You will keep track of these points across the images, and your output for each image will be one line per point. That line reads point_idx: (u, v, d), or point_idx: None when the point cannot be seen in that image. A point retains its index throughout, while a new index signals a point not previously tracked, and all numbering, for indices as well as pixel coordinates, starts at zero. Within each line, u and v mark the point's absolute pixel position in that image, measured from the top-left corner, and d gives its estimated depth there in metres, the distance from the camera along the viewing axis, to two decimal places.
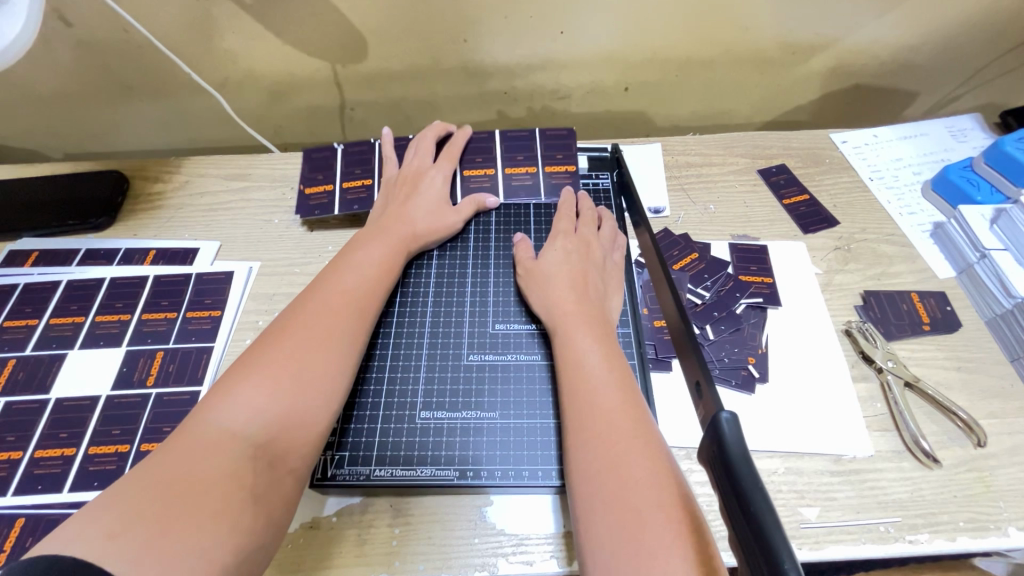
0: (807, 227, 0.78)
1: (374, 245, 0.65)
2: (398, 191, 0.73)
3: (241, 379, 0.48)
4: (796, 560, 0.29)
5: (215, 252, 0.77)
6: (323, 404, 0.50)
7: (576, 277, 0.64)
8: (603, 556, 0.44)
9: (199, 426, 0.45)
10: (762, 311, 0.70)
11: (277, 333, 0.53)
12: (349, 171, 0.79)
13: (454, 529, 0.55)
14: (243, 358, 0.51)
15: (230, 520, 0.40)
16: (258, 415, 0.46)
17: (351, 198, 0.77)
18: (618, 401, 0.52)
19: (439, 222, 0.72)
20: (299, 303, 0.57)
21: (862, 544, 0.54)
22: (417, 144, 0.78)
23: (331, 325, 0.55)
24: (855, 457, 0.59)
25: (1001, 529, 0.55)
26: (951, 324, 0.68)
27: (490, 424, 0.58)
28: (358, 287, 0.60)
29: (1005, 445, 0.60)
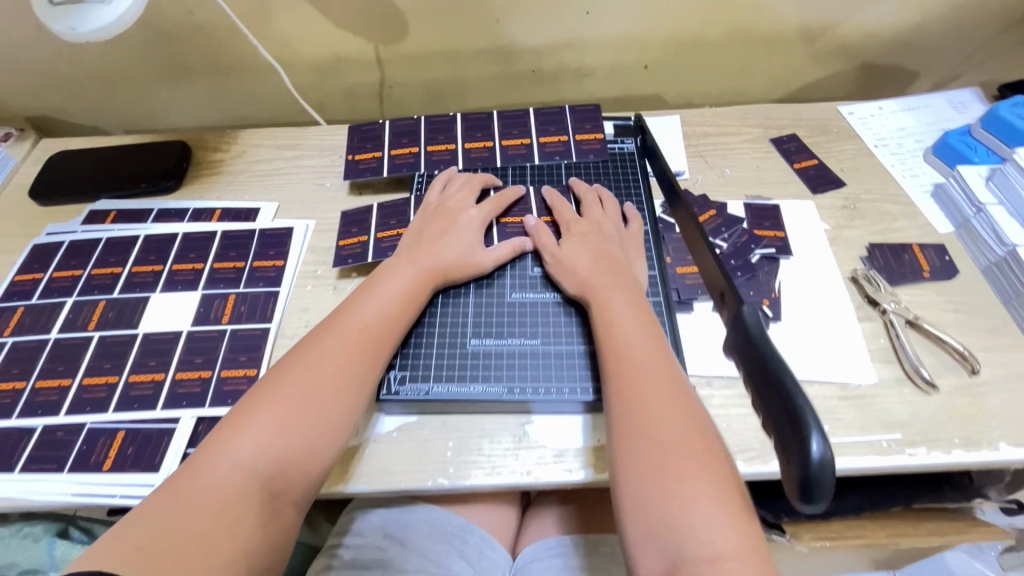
0: (816, 188, 0.85)
1: (401, 270, 0.66)
2: (434, 221, 0.72)
3: (260, 408, 0.53)
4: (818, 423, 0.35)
5: (275, 211, 0.84)
6: (327, 444, 0.54)
7: (598, 255, 0.68)
8: (634, 501, 0.49)
9: (213, 457, 0.50)
10: (775, 261, 0.77)
11: (295, 364, 0.57)
12: (386, 221, 0.79)
13: (501, 441, 0.62)
14: (261, 386, 0.56)
15: (241, 545, 0.46)
16: (265, 453, 0.51)
17: (385, 245, 0.76)
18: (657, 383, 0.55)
19: (470, 261, 0.69)
20: (316, 335, 0.60)
21: (867, 456, 0.61)
22: (465, 178, 0.78)
23: (347, 362, 0.58)
24: (860, 384, 0.66)
25: (992, 444, 0.61)
26: (949, 271, 0.74)
27: (532, 348, 0.66)
28: (372, 322, 0.61)
29: (996, 374, 0.66)
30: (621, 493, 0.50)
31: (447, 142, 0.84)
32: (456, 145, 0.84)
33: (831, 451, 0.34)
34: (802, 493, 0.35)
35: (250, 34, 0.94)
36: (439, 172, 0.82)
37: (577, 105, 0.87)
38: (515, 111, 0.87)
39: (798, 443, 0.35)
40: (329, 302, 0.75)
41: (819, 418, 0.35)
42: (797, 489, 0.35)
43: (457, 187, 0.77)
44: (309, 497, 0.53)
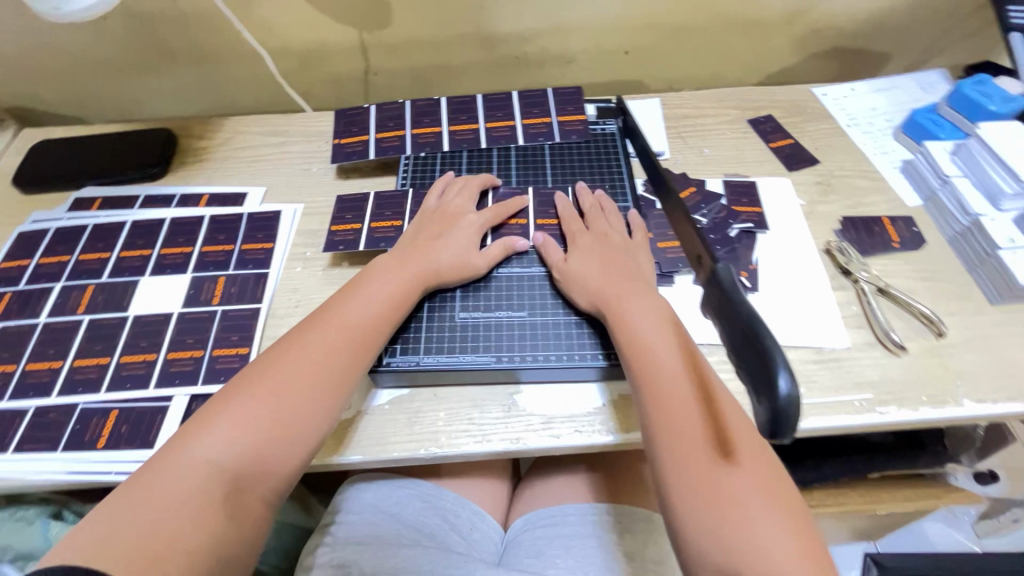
0: (792, 166, 0.88)
1: (387, 270, 0.67)
2: (429, 227, 0.72)
3: (236, 405, 0.55)
4: (787, 364, 0.38)
5: (263, 196, 0.85)
6: (297, 442, 0.55)
7: (607, 266, 0.67)
8: (694, 529, 0.48)
9: (186, 450, 0.51)
10: (753, 235, 0.79)
11: (275, 362, 0.58)
12: (380, 212, 0.79)
13: (491, 409, 0.64)
14: (242, 383, 0.57)
15: (202, 540, 0.48)
16: (232, 450, 0.52)
17: (378, 237, 0.76)
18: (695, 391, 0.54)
19: (465, 262, 0.69)
20: (294, 335, 0.61)
21: (840, 415, 0.64)
22: (461, 184, 0.78)
23: (325, 362, 0.59)
24: (835, 348, 0.69)
25: (957, 400, 0.65)
26: (918, 241, 0.78)
27: (519, 319, 0.68)
28: (351, 323, 0.62)
29: (961, 336, 0.69)
30: (679, 520, 0.49)
31: (432, 125, 0.85)
32: (442, 127, 0.85)
33: (797, 387, 0.37)
34: (770, 428, 0.37)
35: (233, 21, 0.95)
36: (426, 154, 0.83)
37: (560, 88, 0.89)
38: (499, 94, 0.88)
39: (765, 382, 0.38)
40: (319, 282, 0.76)
41: (786, 356, 0.38)
42: (765, 424, 0.38)
43: (453, 193, 0.76)
44: (279, 493, 0.54)
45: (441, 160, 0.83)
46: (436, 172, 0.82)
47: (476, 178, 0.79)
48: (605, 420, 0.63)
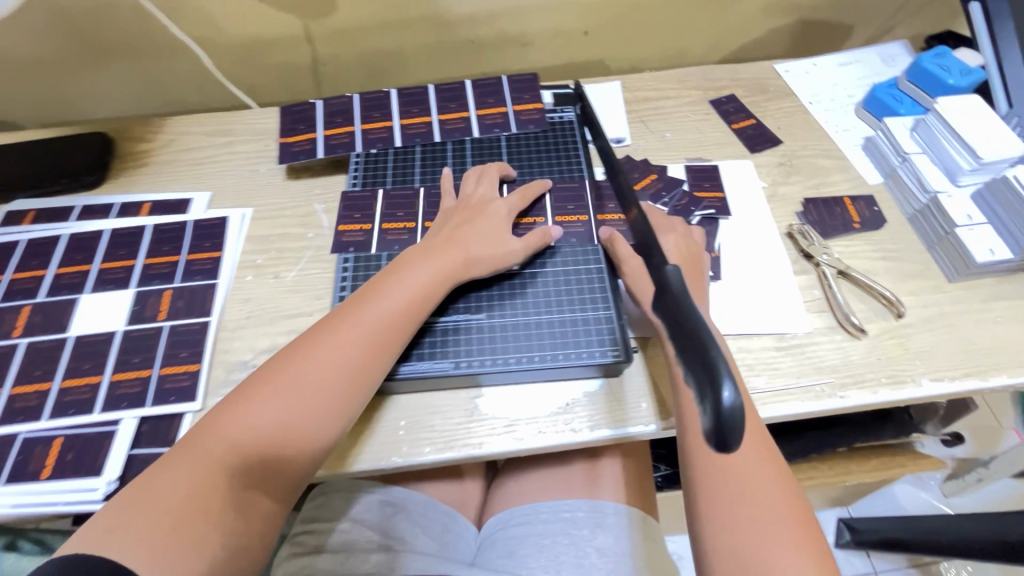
0: (754, 147, 0.86)
1: (414, 259, 0.66)
2: (455, 220, 0.69)
3: (258, 400, 0.55)
4: (731, 375, 0.36)
5: (209, 201, 0.81)
6: (310, 444, 0.55)
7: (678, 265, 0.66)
8: (726, 538, 0.51)
9: (208, 441, 0.53)
10: (715, 221, 0.78)
11: (299, 358, 0.58)
12: (347, 214, 0.76)
13: (452, 415, 0.63)
14: (268, 374, 0.57)
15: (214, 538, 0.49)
16: (245, 448, 0.53)
17: (390, 239, 0.73)
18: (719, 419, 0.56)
19: (496, 253, 0.67)
20: (322, 329, 0.61)
21: (801, 402, 0.64)
22: (482, 173, 0.75)
23: (343, 364, 0.58)
24: (796, 334, 0.68)
25: (916, 380, 0.65)
26: (879, 221, 0.77)
27: (478, 322, 0.66)
28: (372, 322, 0.60)
29: (920, 316, 0.70)
30: (712, 528, 0.52)
31: (383, 119, 0.81)
32: (393, 122, 0.81)
33: (740, 397, 0.35)
34: (715, 440, 0.36)
35: (156, 12, 0.89)
36: (378, 150, 0.80)
37: (515, 74, 0.86)
38: (451, 83, 0.85)
39: (709, 391, 0.36)
40: (271, 291, 0.73)
41: (730, 366, 0.36)
42: (710, 436, 0.36)
43: (473, 183, 0.74)
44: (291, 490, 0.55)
45: (394, 156, 0.80)
46: (388, 169, 0.79)
47: (495, 167, 0.76)
48: (568, 419, 0.63)
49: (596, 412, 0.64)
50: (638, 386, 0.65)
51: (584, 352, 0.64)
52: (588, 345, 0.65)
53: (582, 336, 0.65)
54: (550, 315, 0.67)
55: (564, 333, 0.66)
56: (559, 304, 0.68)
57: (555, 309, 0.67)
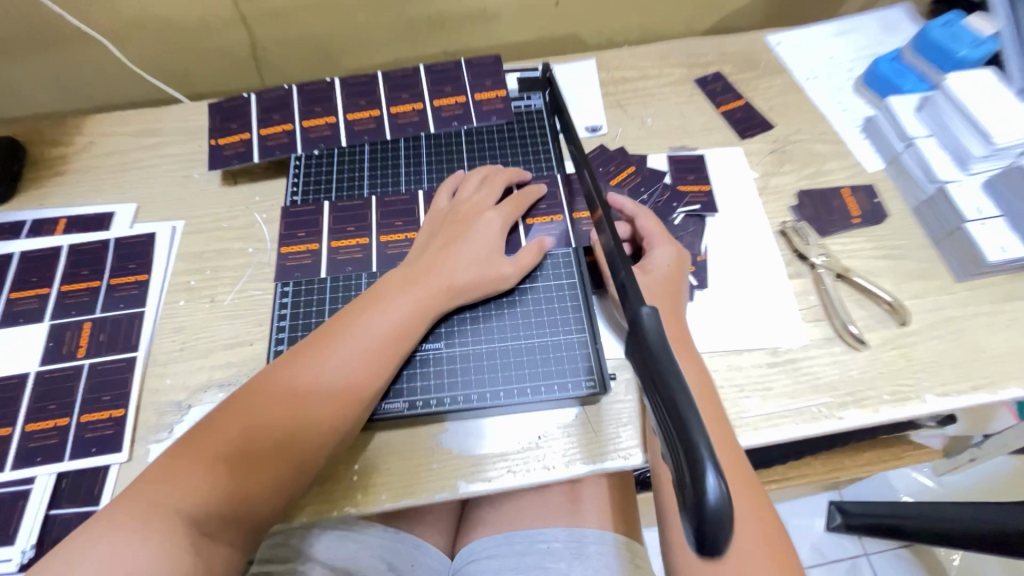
0: (743, 132, 0.78)
1: (402, 275, 0.59)
2: (446, 231, 0.62)
3: (225, 437, 0.48)
4: (714, 460, 0.30)
5: (134, 214, 0.72)
6: (279, 486, 0.49)
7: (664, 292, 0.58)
8: None
9: (164, 486, 0.45)
10: (701, 219, 0.71)
11: (273, 389, 0.51)
12: (292, 234, 0.68)
13: (410, 456, 0.57)
14: (237, 408, 0.50)
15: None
16: (207, 494, 0.46)
17: (342, 259, 0.66)
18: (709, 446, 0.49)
19: (486, 271, 0.59)
20: (297, 356, 0.53)
21: (796, 425, 0.58)
22: (484, 177, 0.67)
23: (322, 398, 0.52)
24: (790, 347, 0.62)
25: (921, 396, 0.59)
26: (879, 214, 0.70)
27: (435, 354, 0.59)
28: (355, 346, 0.54)
29: (924, 322, 0.63)
30: None
31: (326, 114, 0.73)
32: (337, 117, 0.72)
33: (727, 485, 0.29)
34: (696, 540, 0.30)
35: (51, 5, 0.77)
36: (320, 151, 0.71)
37: (474, 57, 0.76)
38: (403, 70, 0.76)
39: (688, 476, 0.30)
40: (207, 318, 0.65)
41: (711, 446, 0.30)
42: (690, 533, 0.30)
43: (470, 186, 0.66)
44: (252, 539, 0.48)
45: (340, 157, 0.71)
46: (333, 175, 0.71)
47: (501, 171, 0.68)
48: (540, 454, 0.57)
49: (571, 445, 0.57)
50: (615, 414, 0.58)
51: (555, 384, 0.58)
52: (559, 377, 0.58)
53: (552, 364, 0.59)
54: (517, 341, 0.60)
55: (535, 362, 0.59)
56: (527, 328, 0.61)
57: (521, 336, 0.60)
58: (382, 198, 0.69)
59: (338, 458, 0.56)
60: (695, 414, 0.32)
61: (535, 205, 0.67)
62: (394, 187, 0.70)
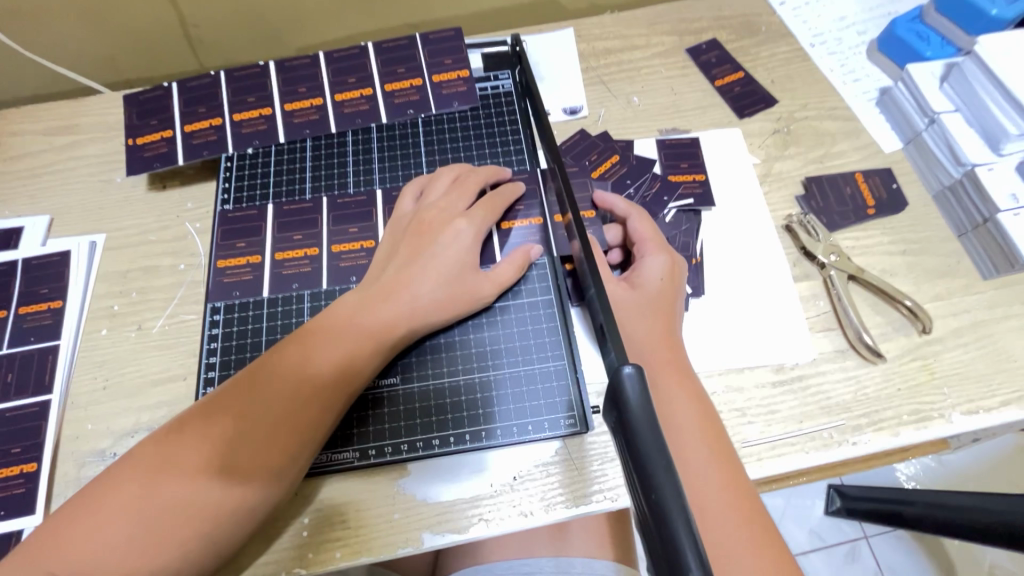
0: (742, 110, 0.68)
1: (368, 285, 0.50)
2: (409, 244, 0.52)
3: (153, 476, 0.41)
4: None
5: (47, 228, 0.63)
6: (207, 542, 0.40)
7: (658, 314, 0.51)
8: None
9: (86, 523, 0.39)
10: (695, 214, 0.62)
11: (215, 418, 0.43)
12: (228, 244, 0.58)
13: (367, 507, 0.49)
14: (172, 439, 0.42)
15: (151, 551, 0.39)
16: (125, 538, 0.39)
17: (288, 275, 0.56)
18: (703, 460, 0.44)
19: (458, 289, 0.51)
20: (246, 380, 0.45)
21: (807, 454, 0.51)
22: (456, 177, 0.57)
23: (267, 436, 0.42)
24: (798, 363, 0.55)
25: (945, 416, 0.52)
26: (897, 203, 0.62)
27: (394, 392, 0.52)
28: (307, 371, 0.45)
29: (948, 328, 0.56)
30: None
31: (261, 105, 0.64)
32: (274, 108, 0.63)
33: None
34: None
35: None
36: (255, 149, 0.62)
37: (431, 32, 0.66)
38: (350, 49, 0.66)
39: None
40: (132, 349, 0.56)
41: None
42: None
43: (438, 189, 0.56)
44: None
45: (277, 154, 0.62)
46: (270, 176, 0.61)
47: (474, 171, 0.58)
48: (515, 500, 0.49)
49: (552, 487, 0.49)
50: (600, 449, 0.51)
51: (529, 424, 0.51)
52: (533, 415, 0.51)
53: (527, 401, 0.52)
54: (484, 375, 0.53)
55: (510, 398, 0.52)
56: (496, 358, 0.53)
57: (490, 368, 0.53)
58: (335, 200, 0.60)
59: (281, 513, 0.49)
60: (688, 526, 0.25)
61: (512, 207, 0.58)
62: (341, 189, 0.60)
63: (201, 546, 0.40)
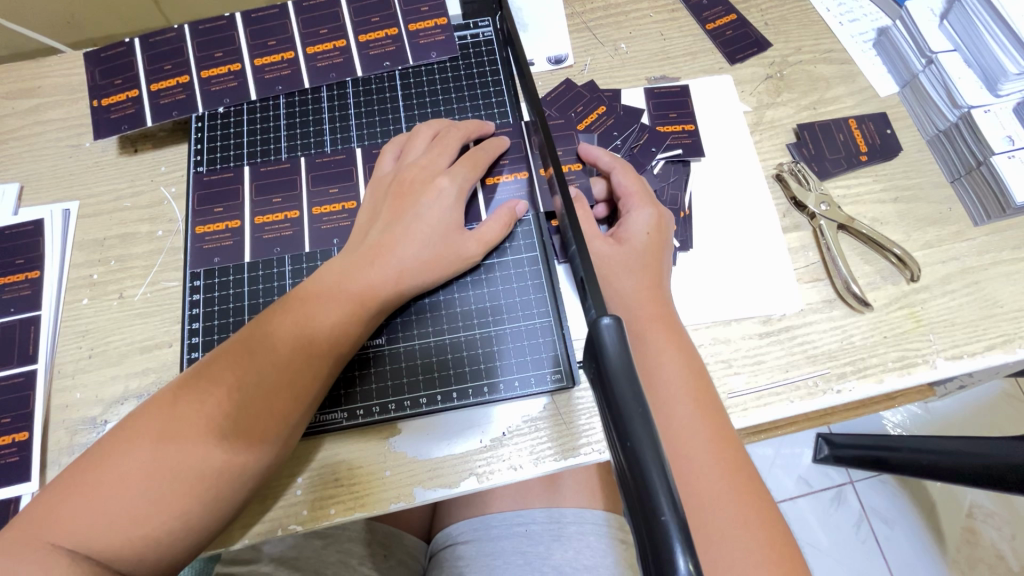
0: (734, 56, 0.66)
1: (356, 248, 0.49)
2: (391, 202, 0.51)
3: (150, 440, 0.40)
4: (684, 539, 0.23)
5: (17, 197, 0.61)
6: (212, 505, 0.40)
7: (646, 268, 0.50)
8: None
9: (87, 486, 0.38)
10: (684, 165, 0.61)
11: (210, 382, 0.42)
12: (206, 209, 0.56)
13: (358, 465, 0.50)
14: (169, 404, 0.41)
15: (158, 518, 0.38)
16: (126, 503, 0.38)
17: (268, 239, 0.55)
18: (689, 416, 0.45)
19: (446, 248, 0.50)
20: (240, 344, 0.44)
21: (791, 403, 0.51)
22: (435, 133, 0.55)
23: (264, 400, 0.42)
24: (785, 314, 0.55)
25: (930, 361, 0.53)
26: (891, 149, 0.61)
27: (380, 353, 0.52)
28: (304, 335, 0.44)
29: (937, 276, 0.56)
30: None
31: (229, 60, 0.61)
32: (243, 64, 0.61)
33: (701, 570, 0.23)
34: None
35: None
36: (226, 108, 0.60)
37: None
38: None
39: (654, 558, 0.23)
40: (115, 318, 0.56)
41: (678, 517, 0.24)
42: None
43: (418, 146, 0.54)
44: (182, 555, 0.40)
45: (250, 113, 0.60)
46: (244, 136, 0.59)
47: (454, 127, 0.55)
48: (504, 454, 0.50)
49: (540, 440, 0.50)
50: (587, 403, 0.51)
51: (517, 380, 0.51)
52: (520, 371, 0.51)
53: (513, 357, 0.52)
54: (469, 333, 0.52)
55: (498, 355, 0.52)
56: (481, 315, 0.53)
57: (476, 327, 0.53)
58: (313, 159, 0.58)
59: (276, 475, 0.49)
60: (664, 476, 0.25)
61: (497, 161, 0.56)
62: (318, 148, 0.58)
63: (208, 509, 0.40)
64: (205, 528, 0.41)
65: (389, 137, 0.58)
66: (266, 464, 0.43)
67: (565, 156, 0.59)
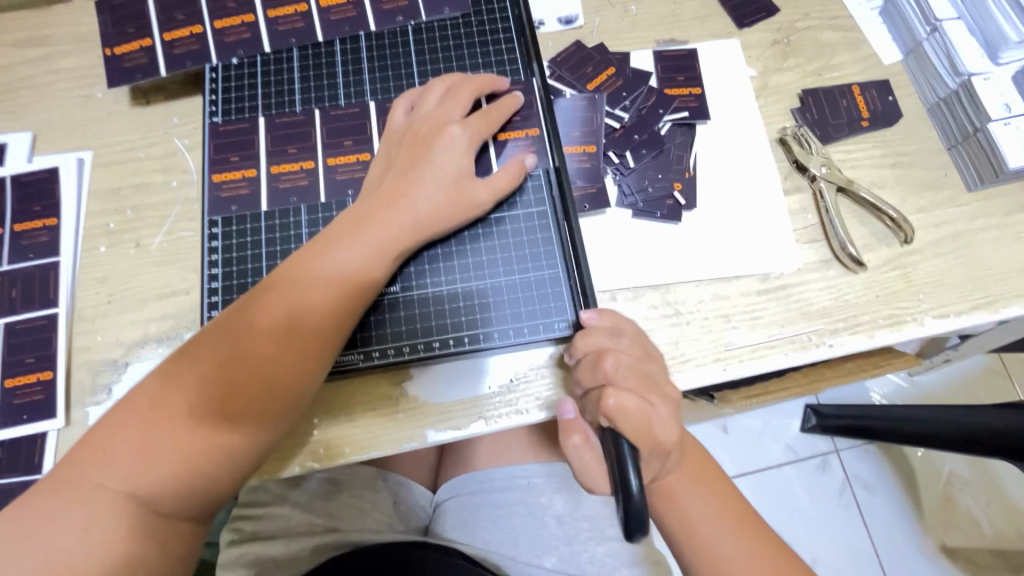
0: (742, 19, 0.66)
1: (374, 200, 0.50)
2: (406, 154, 0.52)
3: (191, 382, 0.42)
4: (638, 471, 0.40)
5: (31, 145, 0.61)
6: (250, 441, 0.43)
7: (642, 388, 0.44)
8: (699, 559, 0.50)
9: (132, 423, 0.41)
10: (690, 128, 0.62)
11: (241, 329, 0.44)
12: (221, 159, 0.57)
13: (374, 406, 0.52)
14: (206, 349, 0.44)
15: (198, 455, 0.41)
16: (171, 441, 0.41)
17: (284, 188, 0.56)
18: (703, 494, 0.51)
19: (462, 203, 0.51)
20: (267, 293, 0.46)
21: (784, 355, 0.54)
22: (448, 88, 0.56)
23: (292, 346, 0.44)
24: (782, 273, 0.57)
25: (917, 319, 0.55)
26: (892, 116, 0.62)
27: (396, 300, 0.53)
28: (327, 285, 0.46)
29: (929, 239, 0.58)
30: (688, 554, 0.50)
31: (242, 11, 0.61)
32: (256, 15, 0.61)
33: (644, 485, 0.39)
34: (623, 527, 0.38)
35: None
36: (239, 60, 0.60)
37: None
38: None
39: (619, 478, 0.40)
40: (131, 265, 0.57)
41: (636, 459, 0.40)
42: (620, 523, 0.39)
43: (430, 100, 0.55)
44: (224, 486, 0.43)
45: (264, 66, 0.60)
46: (257, 88, 0.59)
47: (467, 81, 0.56)
48: (511, 399, 0.53)
49: (548, 387, 0.53)
50: None
51: (526, 328, 0.53)
52: (529, 320, 0.53)
53: (523, 306, 0.54)
54: (480, 283, 0.54)
55: (510, 305, 0.54)
56: (492, 267, 0.55)
57: (486, 278, 0.54)
58: (327, 112, 0.58)
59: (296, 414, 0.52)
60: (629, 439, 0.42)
61: (510, 118, 0.57)
62: (332, 101, 0.59)
63: (246, 445, 0.43)
64: (227, 476, 0.43)
65: (402, 91, 0.59)
66: (295, 405, 0.45)
67: (577, 135, 0.59)
